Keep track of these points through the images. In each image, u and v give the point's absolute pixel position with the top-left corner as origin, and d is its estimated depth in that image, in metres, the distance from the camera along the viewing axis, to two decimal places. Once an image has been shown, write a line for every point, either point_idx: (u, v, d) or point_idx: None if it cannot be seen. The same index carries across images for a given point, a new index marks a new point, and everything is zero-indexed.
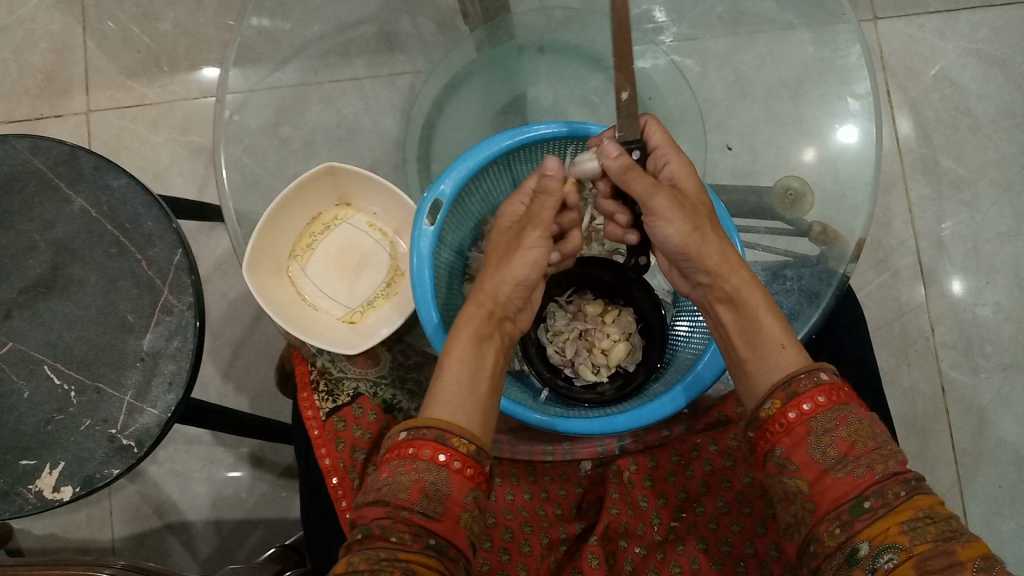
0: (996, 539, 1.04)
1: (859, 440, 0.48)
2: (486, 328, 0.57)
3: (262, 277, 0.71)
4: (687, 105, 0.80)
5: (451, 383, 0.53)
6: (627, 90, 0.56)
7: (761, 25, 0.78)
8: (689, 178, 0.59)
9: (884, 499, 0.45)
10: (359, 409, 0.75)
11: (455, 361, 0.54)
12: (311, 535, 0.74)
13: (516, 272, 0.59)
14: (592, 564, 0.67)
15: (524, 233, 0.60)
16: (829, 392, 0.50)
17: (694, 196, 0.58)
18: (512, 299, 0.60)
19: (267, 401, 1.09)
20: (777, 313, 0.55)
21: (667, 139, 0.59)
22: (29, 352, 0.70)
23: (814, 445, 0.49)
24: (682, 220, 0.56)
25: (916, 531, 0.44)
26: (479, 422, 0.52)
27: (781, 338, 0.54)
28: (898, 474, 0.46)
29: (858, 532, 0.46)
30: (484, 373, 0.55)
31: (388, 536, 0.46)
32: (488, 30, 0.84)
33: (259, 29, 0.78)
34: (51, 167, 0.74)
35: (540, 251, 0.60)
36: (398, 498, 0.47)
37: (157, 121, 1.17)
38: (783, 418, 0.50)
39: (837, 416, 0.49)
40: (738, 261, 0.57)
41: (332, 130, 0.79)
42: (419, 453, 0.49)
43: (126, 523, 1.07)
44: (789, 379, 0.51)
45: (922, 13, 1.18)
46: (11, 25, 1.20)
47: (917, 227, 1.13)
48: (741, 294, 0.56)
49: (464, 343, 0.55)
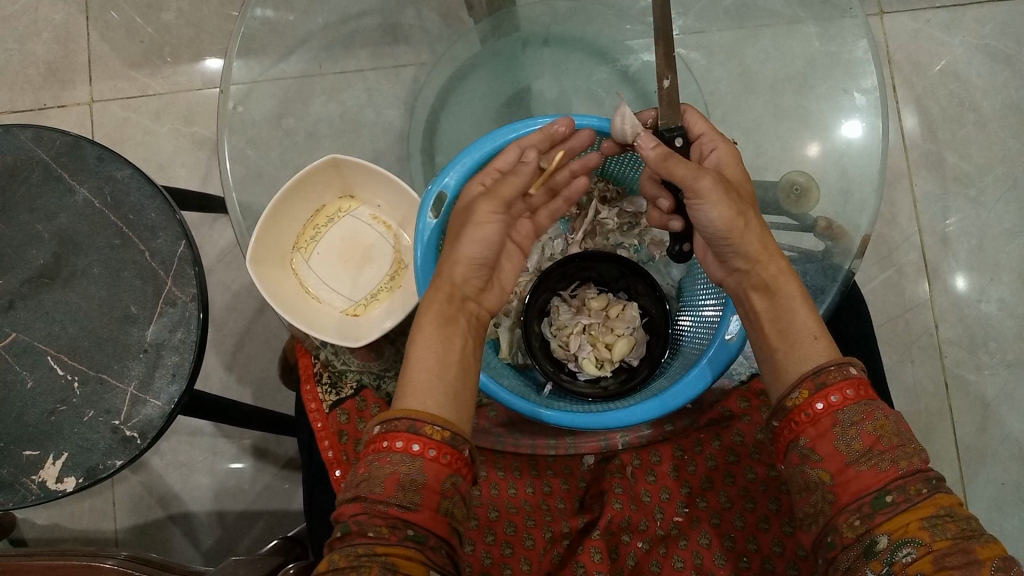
0: (998, 535, 1.04)
1: (886, 435, 0.48)
2: (449, 309, 0.56)
3: (265, 269, 0.71)
4: (693, 97, 0.76)
5: (418, 372, 0.53)
6: (669, 78, 0.58)
7: (767, 18, 0.77)
8: (734, 169, 0.59)
9: (907, 494, 0.46)
10: (362, 401, 0.76)
11: (421, 348, 0.54)
12: (312, 529, 0.74)
13: (470, 251, 0.58)
14: (594, 558, 0.68)
15: (474, 208, 0.59)
16: (857, 386, 0.49)
17: (738, 183, 0.59)
18: (469, 278, 0.59)
19: (270, 393, 1.09)
20: (808, 301, 0.55)
21: (712, 129, 0.60)
22: (32, 343, 0.70)
23: (840, 436, 0.48)
24: (727, 204, 0.55)
25: (936, 527, 0.44)
26: (455, 409, 0.52)
27: (814, 328, 0.54)
28: (921, 471, 0.46)
29: (877, 525, 0.46)
30: (453, 356, 0.54)
31: (365, 531, 0.46)
32: (492, 22, 0.82)
33: (263, 19, 0.78)
34: (54, 158, 0.73)
35: (492, 225, 0.59)
36: (374, 493, 0.48)
37: (159, 113, 1.17)
38: (809, 408, 0.50)
39: (863, 410, 0.49)
40: (774, 248, 0.57)
41: (336, 121, 0.78)
42: (392, 446, 0.49)
43: (129, 514, 1.07)
44: (819, 369, 0.50)
45: (929, 7, 1.17)
46: (13, 15, 1.19)
47: (921, 223, 1.12)
48: (781, 280, 0.56)
49: (425, 329, 0.55)
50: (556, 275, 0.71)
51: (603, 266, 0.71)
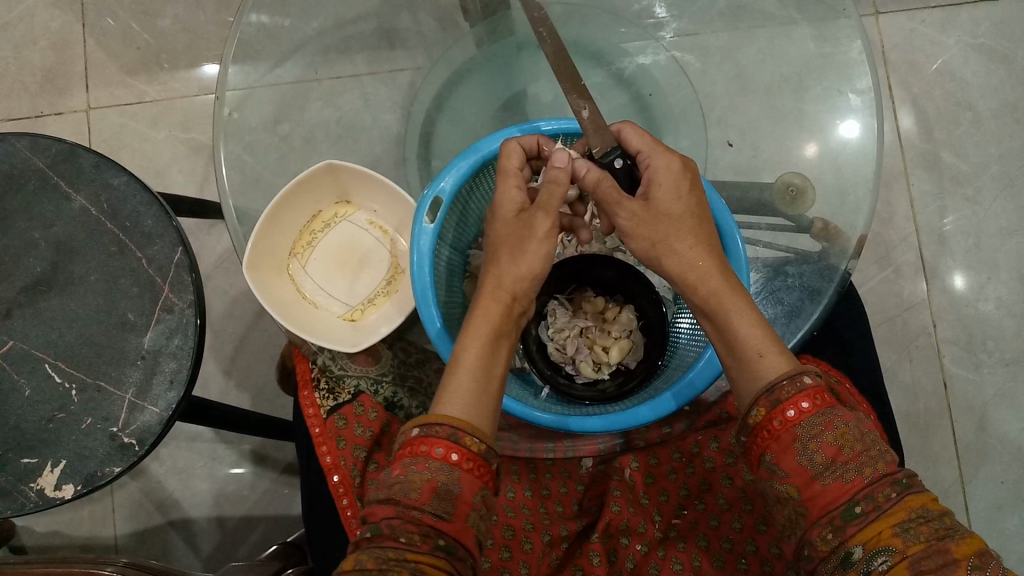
0: (997, 534, 1.04)
1: (847, 444, 0.48)
2: (505, 325, 0.55)
3: (262, 275, 0.71)
4: (687, 99, 0.78)
5: (468, 380, 0.52)
6: (586, 108, 0.62)
7: (761, 20, 0.77)
8: (667, 185, 0.57)
9: (875, 503, 0.45)
10: (360, 406, 0.76)
11: (472, 355, 0.53)
12: (310, 533, 0.75)
13: (529, 266, 0.57)
14: (593, 561, 0.69)
15: (537, 226, 0.56)
16: (814, 397, 0.49)
17: (665, 206, 0.56)
18: (526, 292, 0.57)
19: (269, 398, 1.09)
20: (755, 319, 0.53)
21: (649, 143, 0.58)
22: (30, 351, 0.70)
23: (802, 452, 0.48)
24: (640, 236, 0.57)
25: (908, 532, 0.44)
26: (491, 418, 0.51)
27: (759, 346, 0.52)
28: (888, 475, 0.46)
29: (850, 537, 0.45)
30: (500, 370, 0.54)
31: (397, 536, 0.46)
32: (487, 26, 0.83)
33: (259, 25, 0.78)
34: (51, 165, 0.73)
35: (551, 243, 0.57)
36: (409, 497, 0.47)
37: (157, 119, 1.17)
38: (769, 424, 0.50)
39: (823, 421, 0.48)
40: (711, 264, 0.55)
41: (333, 126, 0.78)
42: (431, 452, 0.48)
43: (129, 520, 1.07)
44: (772, 387, 0.50)
45: (924, 7, 1.17)
46: (10, 23, 1.20)
47: (918, 222, 1.12)
48: (712, 304, 0.54)
49: (479, 340, 0.54)
50: (552, 279, 0.71)
51: (599, 269, 0.71)
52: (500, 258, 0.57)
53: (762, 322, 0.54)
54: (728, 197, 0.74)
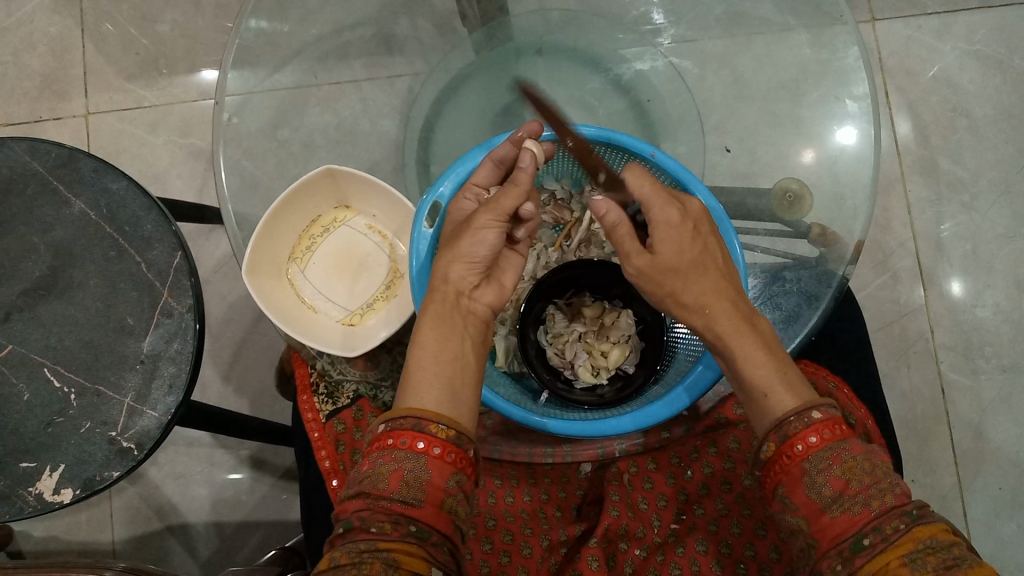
0: (995, 541, 1.04)
1: (854, 477, 0.48)
2: (445, 310, 0.56)
3: (262, 280, 0.71)
4: (685, 105, 0.79)
5: (415, 372, 0.53)
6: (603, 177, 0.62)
7: (759, 26, 0.78)
8: (668, 239, 0.56)
9: (883, 534, 0.45)
10: (359, 411, 0.77)
11: (417, 349, 0.54)
12: (310, 537, 0.74)
13: (468, 252, 0.58)
14: (592, 565, 0.67)
15: (472, 220, 0.58)
16: (822, 430, 0.49)
17: (668, 260, 0.56)
18: (467, 276, 0.58)
19: (267, 402, 1.09)
20: (761, 356, 0.53)
21: (649, 195, 0.56)
22: (29, 355, 0.70)
23: (810, 485, 0.49)
24: (653, 289, 0.57)
25: (916, 562, 0.44)
26: (457, 405, 0.51)
27: (765, 383, 0.52)
28: (897, 507, 0.46)
29: (859, 568, 0.45)
30: (447, 357, 0.54)
31: (368, 526, 0.46)
32: (486, 32, 0.84)
33: (258, 31, 0.78)
34: (50, 170, 0.74)
35: (494, 231, 0.58)
36: (377, 489, 0.47)
37: (156, 123, 1.17)
38: (780, 458, 0.50)
39: (830, 455, 0.49)
40: (721, 305, 0.55)
41: (331, 131, 0.79)
42: (398, 443, 0.49)
43: (127, 525, 1.07)
44: (780, 422, 0.50)
45: (920, 14, 1.18)
46: (9, 28, 1.20)
47: (915, 227, 1.13)
48: (718, 341, 0.55)
49: (422, 330, 0.55)
50: (553, 282, 0.70)
51: (601, 273, 0.70)
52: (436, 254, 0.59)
53: (763, 345, 0.54)
54: (727, 203, 0.75)
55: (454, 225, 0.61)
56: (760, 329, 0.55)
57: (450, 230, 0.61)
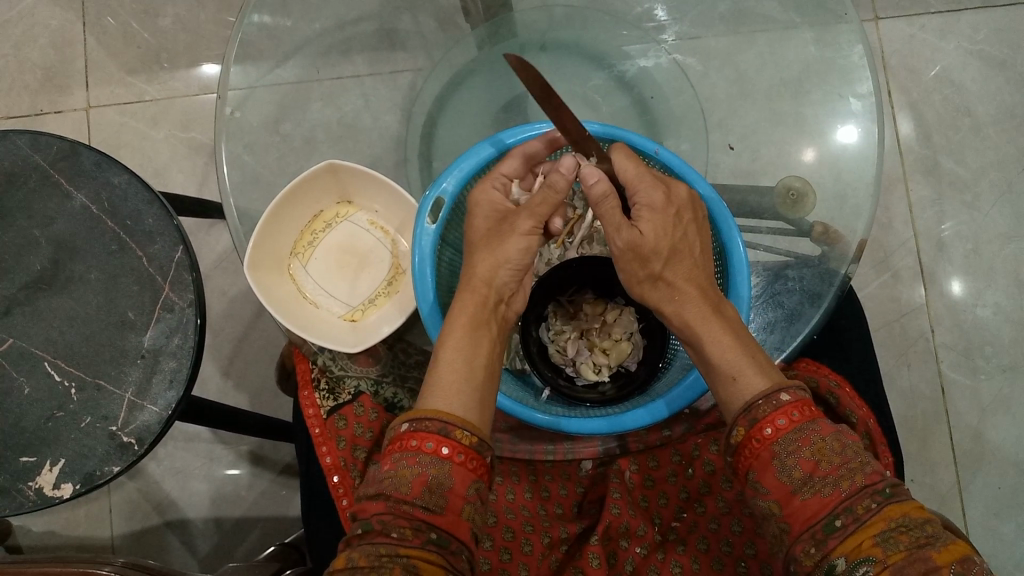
0: (994, 540, 1.05)
1: (824, 459, 0.48)
2: (482, 314, 0.57)
3: (263, 275, 0.71)
4: (689, 103, 0.81)
5: (445, 372, 0.53)
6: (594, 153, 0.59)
7: (763, 24, 0.77)
8: (651, 220, 0.57)
9: (855, 515, 0.45)
10: (360, 407, 0.76)
11: (449, 350, 0.55)
12: (311, 530, 0.74)
13: (510, 256, 0.59)
14: (593, 564, 0.67)
15: (517, 221, 0.59)
16: (790, 413, 0.49)
17: (650, 241, 0.57)
18: (507, 282, 0.60)
19: (267, 398, 1.09)
20: (728, 341, 0.54)
21: (635, 176, 0.58)
22: (29, 348, 0.70)
23: (780, 468, 0.48)
24: (634, 268, 0.58)
25: (888, 541, 0.44)
26: (480, 414, 0.51)
27: (733, 367, 0.53)
28: (867, 487, 0.46)
29: (832, 550, 0.45)
30: (479, 359, 0.55)
31: (388, 531, 0.46)
32: (490, 28, 0.84)
33: (260, 25, 0.77)
34: (51, 163, 0.73)
35: (534, 239, 0.60)
36: (399, 492, 0.47)
37: (157, 118, 1.17)
38: (750, 443, 0.50)
39: (799, 437, 0.48)
40: (690, 292, 0.57)
41: (333, 126, 0.78)
42: (422, 447, 0.48)
43: (126, 520, 1.07)
44: (749, 406, 0.50)
45: (924, 13, 1.18)
46: (11, 20, 1.19)
47: (916, 226, 1.13)
48: (686, 332, 0.56)
49: (456, 332, 0.56)
50: (558, 280, 0.70)
51: (602, 269, 0.70)
52: (472, 251, 0.60)
53: (730, 332, 0.55)
54: (728, 200, 0.74)
55: (487, 220, 0.61)
56: (724, 312, 0.56)
57: (488, 227, 0.61)
